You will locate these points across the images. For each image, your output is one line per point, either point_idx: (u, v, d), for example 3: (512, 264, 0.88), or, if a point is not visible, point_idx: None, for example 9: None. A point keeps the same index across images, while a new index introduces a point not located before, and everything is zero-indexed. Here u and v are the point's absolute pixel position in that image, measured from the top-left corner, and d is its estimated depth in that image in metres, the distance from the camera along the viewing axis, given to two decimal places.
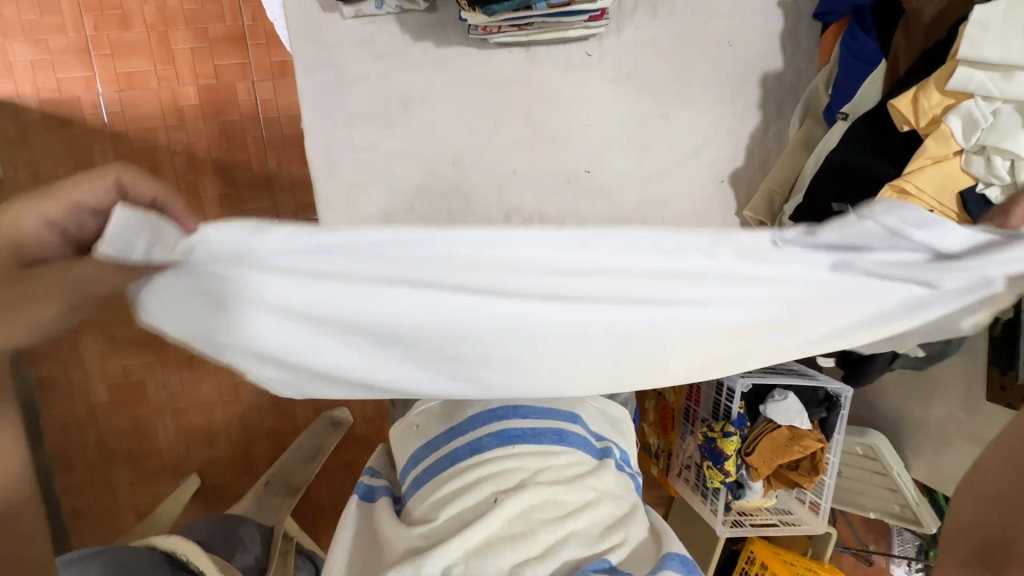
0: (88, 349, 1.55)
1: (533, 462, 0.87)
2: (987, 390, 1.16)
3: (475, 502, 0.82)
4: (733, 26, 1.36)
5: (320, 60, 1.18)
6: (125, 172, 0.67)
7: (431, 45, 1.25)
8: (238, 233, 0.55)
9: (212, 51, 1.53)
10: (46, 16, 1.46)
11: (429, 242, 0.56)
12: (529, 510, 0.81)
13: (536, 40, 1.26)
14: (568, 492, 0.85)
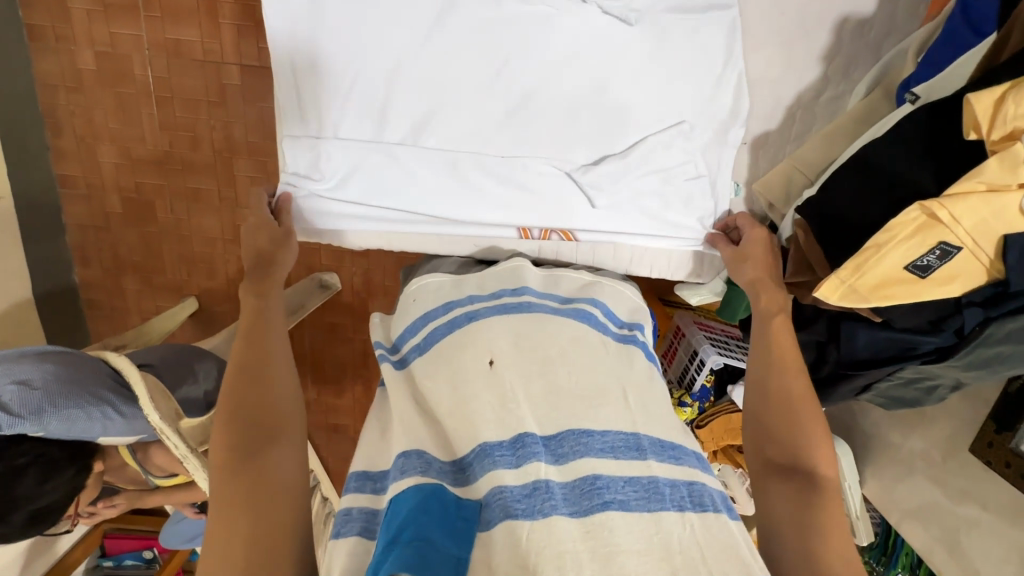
0: (104, 155, 1.60)
1: (539, 354, 0.72)
2: (973, 437, 1.10)
3: (467, 375, 0.70)
4: None
5: None
6: (263, 337, 0.74)
7: None
8: (331, 79, 0.77)
9: None
10: None
11: (435, 98, 0.78)
12: (540, 367, 0.71)
13: None
14: (585, 363, 0.72)
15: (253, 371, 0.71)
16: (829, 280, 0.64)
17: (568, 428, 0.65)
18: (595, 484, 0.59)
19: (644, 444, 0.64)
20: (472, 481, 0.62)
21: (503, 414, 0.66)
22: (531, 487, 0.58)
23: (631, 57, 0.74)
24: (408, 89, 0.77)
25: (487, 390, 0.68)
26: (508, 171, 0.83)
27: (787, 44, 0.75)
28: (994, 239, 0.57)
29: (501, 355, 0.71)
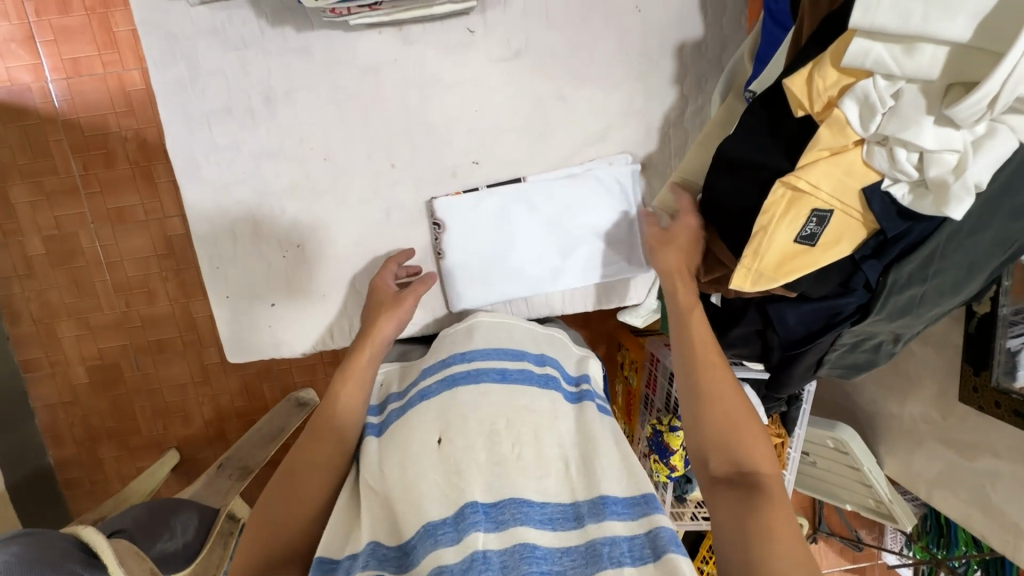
0: (65, 331, 1.55)
1: (486, 423, 0.62)
2: (958, 387, 1.03)
3: (411, 454, 0.61)
4: None
5: (183, 32, 0.76)
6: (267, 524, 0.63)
7: (290, 32, 0.76)
8: (243, 201, 0.82)
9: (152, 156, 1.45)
10: None
11: (340, 192, 0.83)
12: (486, 434, 0.61)
13: (409, 16, 0.76)
14: (532, 430, 0.63)
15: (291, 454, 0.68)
16: (736, 272, 0.67)
17: (507, 494, 0.57)
18: (525, 553, 0.53)
19: (583, 509, 0.58)
20: (413, 565, 0.54)
21: (450, 489, 0.58)
22: (474, 557, 0.52)
23: (514, 124, 0.83)
24: (298, 285, 0.85)
25: (425, 472, 0.59)
26: (424, 239, 0.86)
27: (640, 76, 0.82)
28: (856, 194, 0.60)
29: (449, 431, 0.62)
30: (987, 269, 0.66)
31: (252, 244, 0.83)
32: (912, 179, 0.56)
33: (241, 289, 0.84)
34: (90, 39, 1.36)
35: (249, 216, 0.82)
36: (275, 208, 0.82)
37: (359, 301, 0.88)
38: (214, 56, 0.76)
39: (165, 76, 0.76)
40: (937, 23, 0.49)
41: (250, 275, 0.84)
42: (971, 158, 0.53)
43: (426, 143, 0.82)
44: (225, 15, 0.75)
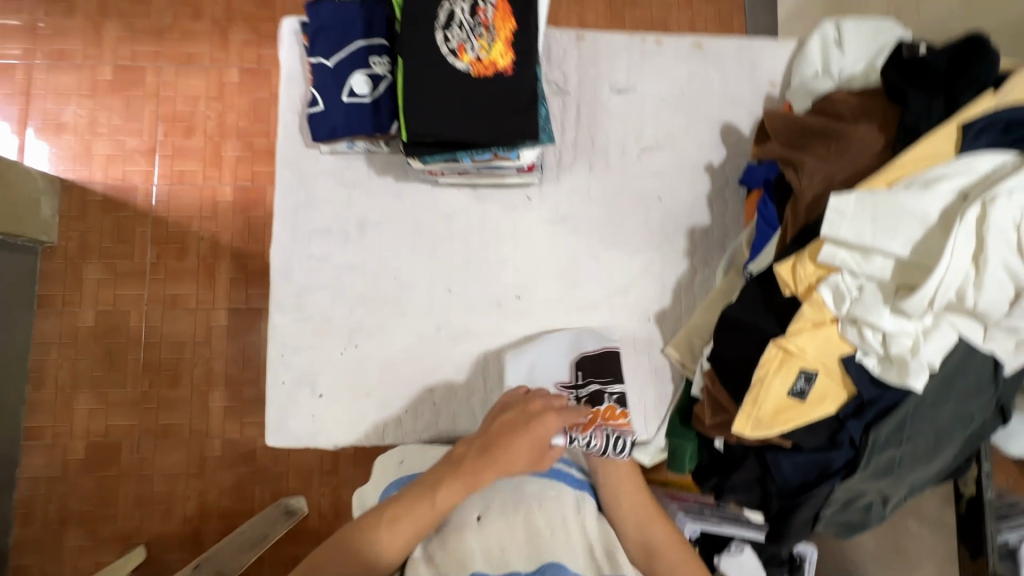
0: (81, 403, 1.66)
1: (520, 508, 0.75)
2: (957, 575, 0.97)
3: (451, 529, 0.73)
4: (737, 93, 1.06)
5: (309, 171, 0.98)
6: None
7: (390, 181, 0.99)
8: (318, 302, 0.96)
9: (236, 262, 1.75)
10: (121, 189, 1.76)
11: (400, 304, 0.98)
12: (519, 517, 0.74)
13: (483, 180, 0.98)
14: (556, 517, 0.75)
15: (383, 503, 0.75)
16: (738, 415, 0.79)
17: (546, 561, 0.68)
18: None
19: None
20: None
21: (495, 556, 0.70)
22: None
23: (554, 269, 1.01)
24: (347, 380, 0.95)
25: (471, 542, 0.71)
26: (464, 353, 0.98)
27: (658, 247, 1.02)
28: (836, 360, 0.74)
29: (486, 510, 0.75)
30: (953, 442, 0.76)
31: (316, 339, 0.95)
32: (879, 353, 0.70)
33: (297, 379, 0.94)
34: (215, 166, 1.78)
35: (319, 315, 0.96)
36: (344, 310, 0.96)
37: (397, 401, 0.96)
38: (327, 190, 0.98)
39: (286, 199, 0.97)
40: (884, 242, 0.68)
41: (307, 366, 0.95)
42: (921, 343, 0.67)
43: (480, 275, 0.99)
44: (344, 164, 0.98)
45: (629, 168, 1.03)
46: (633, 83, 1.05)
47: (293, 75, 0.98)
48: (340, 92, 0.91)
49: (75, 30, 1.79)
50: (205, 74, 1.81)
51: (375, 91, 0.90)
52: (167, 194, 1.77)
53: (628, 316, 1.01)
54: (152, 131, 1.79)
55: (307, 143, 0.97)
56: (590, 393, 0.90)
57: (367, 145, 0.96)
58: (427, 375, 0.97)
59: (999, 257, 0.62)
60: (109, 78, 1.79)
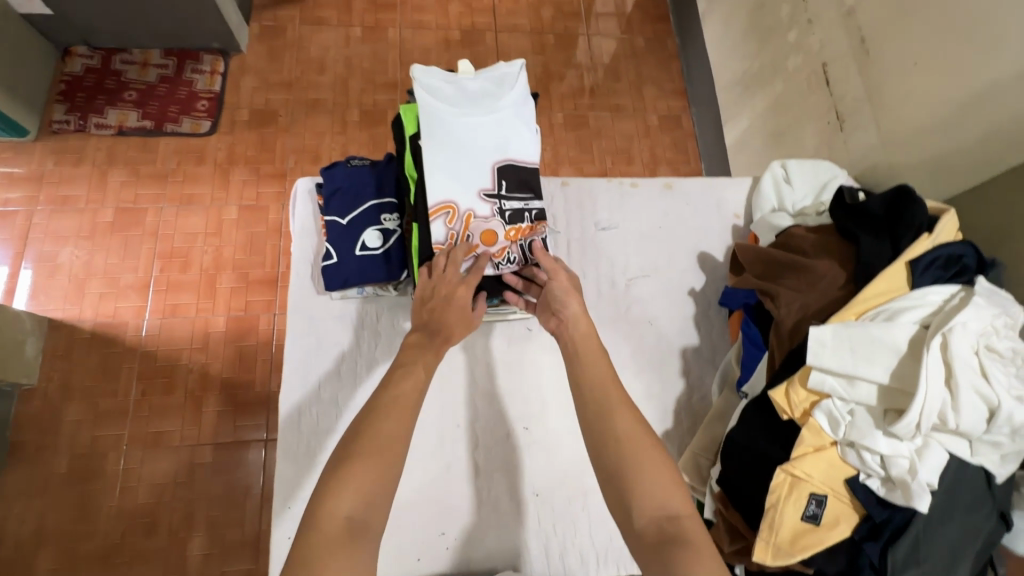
0: (41, 563, 1.52)
1: None
2: None
3: None
4: (707, 225, 1.19)
5: (319, 315, 1.02)
6: None
7: (398, 321, 1.04)
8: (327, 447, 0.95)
9: (225, 390, 1.73)
10: (109, 325, 1.76)
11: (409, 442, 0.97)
12: None
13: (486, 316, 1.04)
14: None
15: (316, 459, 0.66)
16: (757, 544, 0.80)
17: None
18: None
19: None
20: None
21: None
22: None
23: (559, 396, 1.04)
24: None
25: None
26: (475, 490, 0.96)
27: (654, 368, 1.08)
28: (841, 483, 0.77)
29: None
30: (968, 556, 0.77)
31: None
32: (881, 475, 0.74)
33: None
34: (209, 296, 1.82)
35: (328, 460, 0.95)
36: None
37: (410, 553, 0.91)
38: (339, 335, 1.02)
39: (297, 344, 1.00)
40: (866, 370, 0.75)
41: None
42: (917, 463, 0.72)
43: (487, 407, 1.01)
44: (354, 307, 1.04)
45: (619, 297, 1.12)
46: (616, 221, 1.17)
47: (306, 229, 1.06)
48: (353, 244, 0.99)
49: (81, 178, 1.90)
50: (205, 212, 1.91)
51: (386, 244, 0.98)
52: (158, 326, 1.77)
53: None
54: (148, 267, 1.83)
55: (319, 291, 1.03)
56: (513, 207, 0.85)
57: (377, 289, 1.02)
58: (439, 521, 0.93)
59: (966, 380, 0.71)
60: (109, 220, 1.87)
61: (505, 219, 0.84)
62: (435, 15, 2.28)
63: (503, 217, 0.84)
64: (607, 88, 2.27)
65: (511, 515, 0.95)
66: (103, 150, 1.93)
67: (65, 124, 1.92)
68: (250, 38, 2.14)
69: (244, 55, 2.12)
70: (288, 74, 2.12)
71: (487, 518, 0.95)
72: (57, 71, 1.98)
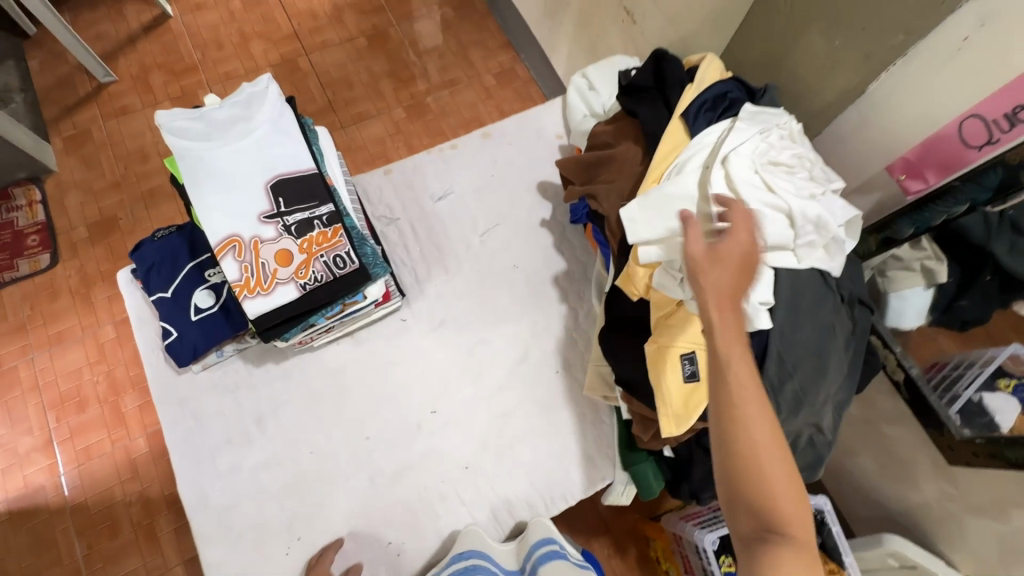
0: None
1: None
2: (940, 450, 1.04)
3: None
4: (537, 156, 1.21)
5: (188, 393, 0.98)
6: None
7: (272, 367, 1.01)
8: (243, 513, 0.92)
9: (174, 508, 1.65)
10: (25, 496, 1.64)
11: (325, 475, 0.96)
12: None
13: (354, 326, 1.02)
14: None
15: (729, 389, 0.61)
16: (659, 422, 0.83)
17: None
18: None
19: None
20: None
21: None
22: None
23: (453, 368, 1.04)
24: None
25: None
26: (404, 490, 0.96)
27: (535, 305, 1.10)
28: (703, 333, 0.81)
29: None
30: (832, 348, 0.83)
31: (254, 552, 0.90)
32: None
33: None
34: (120, 424, 1.72)
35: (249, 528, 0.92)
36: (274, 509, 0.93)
37: (365, 574, 0.91)
38: (215, 404, 0.98)
39: (175, 431, 0.96)
40: (677, 226, 0.78)
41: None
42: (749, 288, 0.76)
43: (388, 409, 1.01)
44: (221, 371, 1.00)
45: (476, 255, 1.12)
46: (450, 187, 1.17)
47: (144, 316, 1.02)
48: (189, 312, 0.95)
49: None
50: (81, 344, 1.80)
51: (221, 297, 0.95)
52: (77, 476, 1.67)
53: (538, 377, 1.04)
54: (43, 422, 1.71)
55: (176, 371, 0.98)
56: (299, 218, 0.82)
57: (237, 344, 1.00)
58: (381, 533, 0.93)
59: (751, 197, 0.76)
60: None
61: (294, 234, 0.81)
62: (240, 61, 2.20)
63: (292, 233, 0.81)
64: (435, 68, 2.27)
65: (447, 498, 0.96)
66: None
67: None
68: (57, 155, 2.01)
69: (58, 174, 1.99)
70: (113, 175, 2.00)
71: (425, 510, 0.95)
72: None
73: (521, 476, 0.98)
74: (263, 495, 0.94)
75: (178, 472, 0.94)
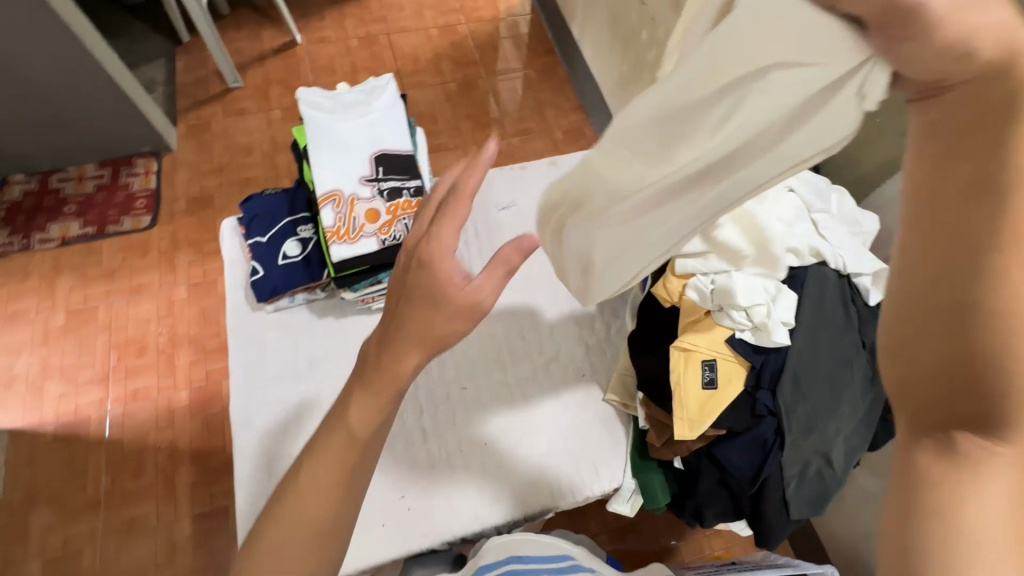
0: None
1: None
2: None
3: None
4: None
5: (257, 329, 1.11)
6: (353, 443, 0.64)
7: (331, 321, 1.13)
8: (281, 442, 1.02)
9: (196, 463, 1.74)
10: (71, 422, 1.78)
11: None
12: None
13: None
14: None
15: (1004, 123, 0.37)
16: (675, 423, 0.88)
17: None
18: None
19: None
20: None
21: None
22: None
23: (488, 354, 1.13)
24: None
25: None
26: (425, 452, 1.03)
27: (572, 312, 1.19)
28: (726, 344, 0.88)
29: None
30: (848, 382, 0.88)
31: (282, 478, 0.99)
32: (751, 326, 0.86)
33: None
34: (169, 375, 1.86)
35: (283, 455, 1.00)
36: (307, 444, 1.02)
37: (375, 520, 0.97)
38: (276, 342, 1.10)
39: (239, 358, 1.08)
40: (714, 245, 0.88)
41: None
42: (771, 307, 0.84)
43: (423, 378, 1.10)
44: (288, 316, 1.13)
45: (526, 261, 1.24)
46: (514, 200, 1.32)
47: (236, 259, 1.18)
48: (277, 257, 1.10)
49: (29, 291, 1.97)
50: (156, 298, 1.99)
51: (306, 251, 1.10)
52: (120, 414, 1.80)
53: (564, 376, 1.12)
54: (104, 360, 1.88)
55: (252, 305, 1.13)
56: (391, 186, 0.97)
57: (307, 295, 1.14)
58: (396, 486, 1.00)
59: (780, 232, 0.88)
60: (62, 324, 1.93)
61: (384, 198, 0.96)
62: None
63: (383, 197, 0.96)
64: (512, 118, 2.52)
65: (462, 468, 1.02)
66: (49, 262, 2.02)
67: (10, 246, 2.02)
68: (178, 138, 2.32)
69: (174, 153, 2.29)
70: (219, 161, 2.29)
71: (440, 474, 1.01)
72: None
73: (533, 463, 1.03)
74: (300, 429, 1.03)
75: (233, 394, 1.05)
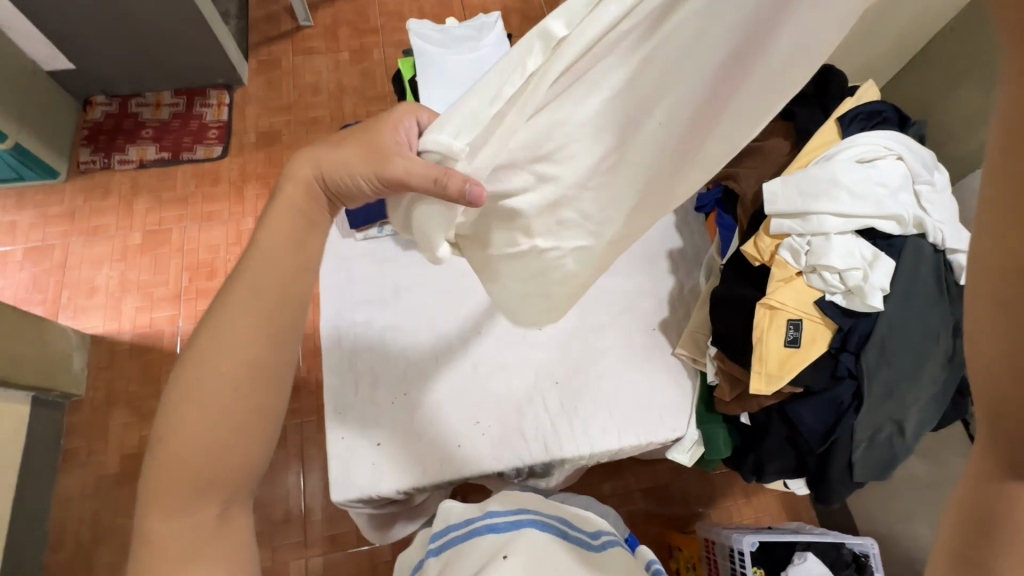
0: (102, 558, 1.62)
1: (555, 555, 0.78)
2: None
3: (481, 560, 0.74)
4: None
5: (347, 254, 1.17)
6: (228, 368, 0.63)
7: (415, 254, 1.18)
8: (367, 360, 1.08)
9: None
10: (145, 334, 1.90)
11: (438, 352, 1.10)
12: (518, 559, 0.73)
13: None
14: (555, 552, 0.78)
15: None
16: (753, 376, 0.90)
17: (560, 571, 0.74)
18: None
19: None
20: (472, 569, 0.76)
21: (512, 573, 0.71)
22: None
23: None
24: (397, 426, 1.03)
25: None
26: (499, 384, 1.08)
27: (647, 267, 1.21)
28: (813, 305, 0.90)
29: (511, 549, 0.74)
30: (932, 354, 0.89)
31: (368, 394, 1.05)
32: (843, 288, 0.88)
33: (354, 433, 1.02)
34: None
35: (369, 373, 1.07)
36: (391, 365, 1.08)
37: (451, 440, 1.03)
38: (364, 268, 1.16)
39: (330, 280, 1.15)
40: (815, 205, 0.88)
41: (362, 419, 1.03)
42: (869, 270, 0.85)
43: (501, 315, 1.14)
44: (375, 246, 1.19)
45: None
46: None
47: None
48: None
49: (110, 209, 2.07)
50: (225, 226, 2.08)
51: None
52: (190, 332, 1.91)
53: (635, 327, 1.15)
54: (176, 280, 1.98)
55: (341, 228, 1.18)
56: None
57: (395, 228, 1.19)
58: (471, 412, 1.06)
59: (882, 198, 0.88)
60: (138, 242, 2.03)
61: None
62: None
63: None
64: None
65: (533, 402, 1.07)
66: (127, 182, 2.12)
67: (92, 163, 2.11)
68: (249, 73, 2.36)
69: (245, 88, 2.33)
70: (288, 99, 2.33)
71: (512, 406, 1.07)
72: (80, 119, 2.18)
73: (600, 404, 1.07)
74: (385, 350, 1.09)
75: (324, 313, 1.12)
